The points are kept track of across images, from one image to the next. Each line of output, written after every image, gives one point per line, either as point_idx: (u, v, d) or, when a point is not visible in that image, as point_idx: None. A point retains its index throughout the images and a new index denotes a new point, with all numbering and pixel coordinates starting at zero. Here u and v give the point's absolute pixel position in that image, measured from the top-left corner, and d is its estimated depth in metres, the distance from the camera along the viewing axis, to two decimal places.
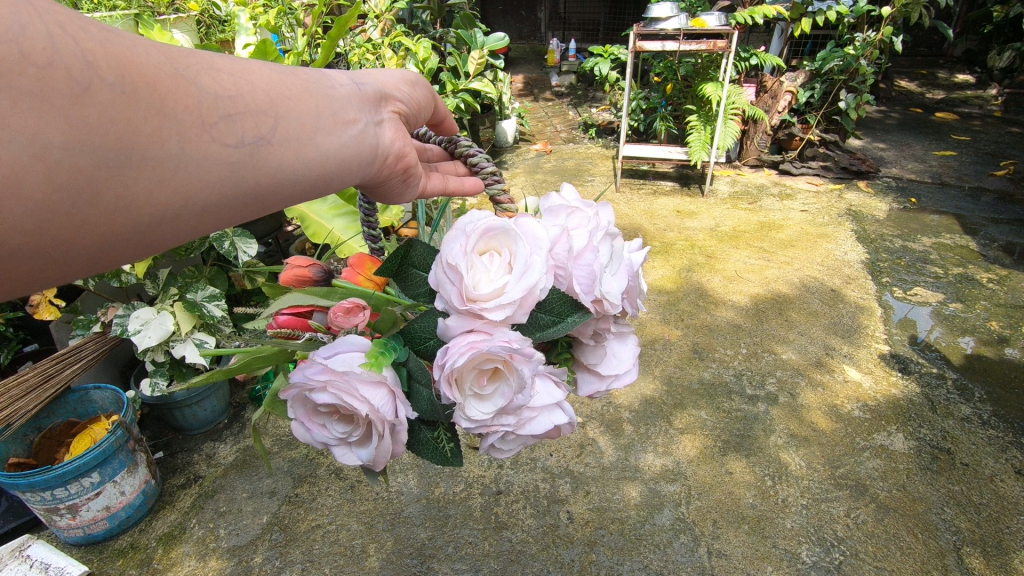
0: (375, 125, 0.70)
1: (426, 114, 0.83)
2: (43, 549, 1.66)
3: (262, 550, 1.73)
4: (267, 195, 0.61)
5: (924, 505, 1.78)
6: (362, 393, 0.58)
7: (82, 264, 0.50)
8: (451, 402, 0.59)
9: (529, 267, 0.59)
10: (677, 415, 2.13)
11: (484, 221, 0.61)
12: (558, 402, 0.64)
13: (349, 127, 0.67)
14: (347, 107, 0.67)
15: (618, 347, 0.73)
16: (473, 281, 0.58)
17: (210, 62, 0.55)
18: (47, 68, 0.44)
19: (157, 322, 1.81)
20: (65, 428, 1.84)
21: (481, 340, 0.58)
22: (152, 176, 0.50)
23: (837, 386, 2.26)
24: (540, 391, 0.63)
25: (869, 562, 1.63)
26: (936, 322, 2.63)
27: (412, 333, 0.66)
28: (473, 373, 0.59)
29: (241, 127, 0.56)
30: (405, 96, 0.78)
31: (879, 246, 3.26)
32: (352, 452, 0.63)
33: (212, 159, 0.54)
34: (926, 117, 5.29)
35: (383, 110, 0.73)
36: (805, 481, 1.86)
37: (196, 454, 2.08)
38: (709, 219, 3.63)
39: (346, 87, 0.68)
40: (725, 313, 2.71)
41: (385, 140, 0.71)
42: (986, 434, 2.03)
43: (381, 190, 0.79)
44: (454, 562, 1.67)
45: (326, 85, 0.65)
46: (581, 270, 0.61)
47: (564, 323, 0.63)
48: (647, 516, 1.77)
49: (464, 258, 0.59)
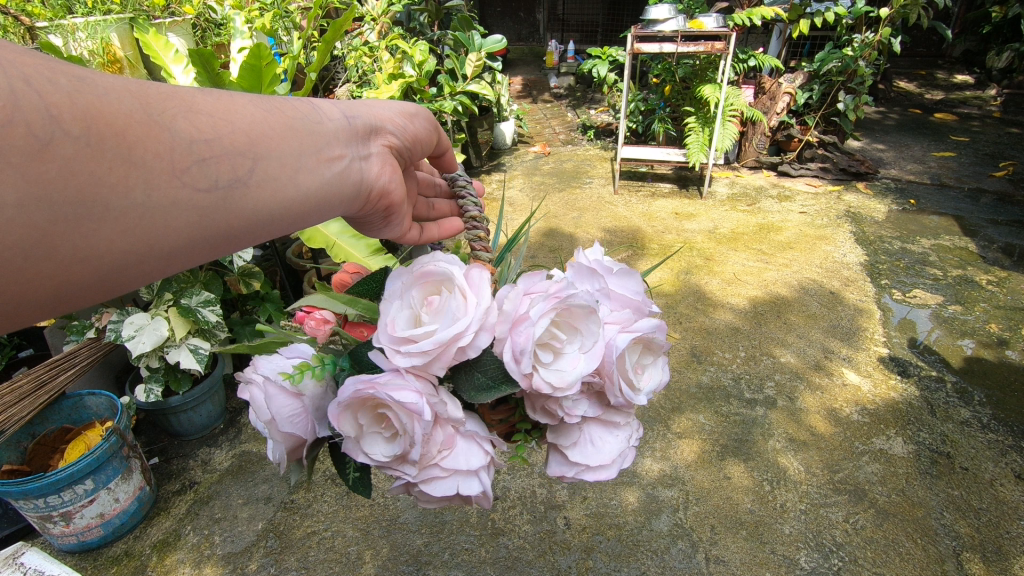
0: (362, 160, 0.71)
1: (431, 146, 0.85)
2: (37, 556, 1.56)
3: (257, 557, 1.72)
4: (241, 234, 0.61)
5: (923, 509, 1.77)
6: (272, 400, 0.63)
7: (40, 312, 0.50)
8: (347, 436, 0.62)
9: (454, 318, 0.62)
10: (675, 420, 2.12)
11: (437, 269, 0.66)
12: (474, 470, 0.65)
13: (333, 164, 0.67)
14: (334, 143, 0.67)
15: (599, 435, 0.71)
16: (403, 321, 0.62)
17: (190, 105, 0.55)
18: (7, 125, 0.44)
19: (151, 327, 1.79)
20: (59, 434, 1.83)
21: (381, 381, 0.60)
22: (113, 227, 0.50)
23: (835, 388, 2.25)
24: (457, 454, 0.64)
25: (869, 567, 1.62)
26: (935, 324, 2.62)
27: (358, 357, 0.68)
28: (375, 414, 0.61)
29: (215, 170, 0.56)
30: (400, 128, 0.79)
31: (879, 248, 3.25)
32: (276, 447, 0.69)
33: (182, 206, 0.53)
34: (925, 118, 5.28)
35: (372, 144, 0.73)
36: (803, 486, 1.85)
37: (191, 460, 2.07)
38: (707, 221, 3.62)
39: (336, 122, 0.69)
40: (724, 315, 2.70)
41: (371, 175, 0.72)
42: (985, 438, 2.02)
43: (363, 222, 0.80)
44: (450, 569, 1.66)
45: (314, 122, 0.66)
46: (519, 336, 0.62)
47: (496, 390, 0.65)
48: (645, 521, 1.76)
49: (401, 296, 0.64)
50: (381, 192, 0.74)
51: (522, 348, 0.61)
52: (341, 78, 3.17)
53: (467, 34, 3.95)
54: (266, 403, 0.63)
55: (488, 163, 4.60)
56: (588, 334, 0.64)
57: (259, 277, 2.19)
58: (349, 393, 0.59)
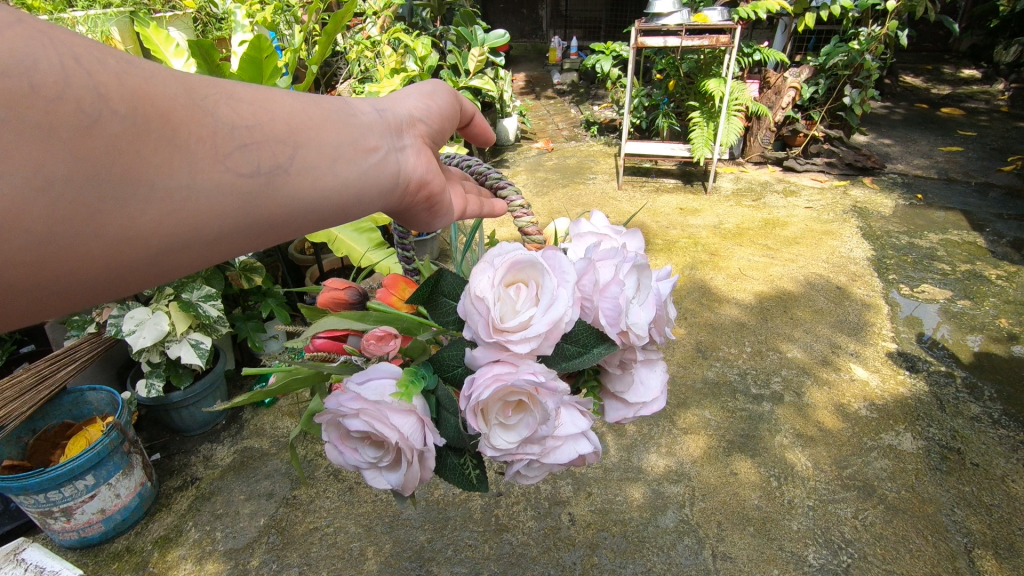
0: (399, 149, 0.70)
1: (454, 118, 0.84)
2: (38, 552, 1.64)
3: (258, 553, 1.70)
4: (279, 224, 0.59)
5: (934, 505, 1.74)
6: (390, 423, 0.58)
7: (84, 297, 0.48)
8: (476, 432, 0.60)
9: (553, 296, 0.59)
10: (681, 415, 2.10)
11: (515, 252, 0.61)
12: (583, 433, 0.64)
13: (371, 155, 0.65)
14: (372, 134, 0.66)
15: (646, 374, 0.71)
16: (498, 314, 0.59)
17: (229, 92, 0.54)
18: (55, 102, 0.42)
19: (151, 322, 1.78)
20: (60, 430, 1.82)
21: (505, 372, 0.59)
22: (159, 208, 0.48)
23: (843, 384, 2.22)
24: (566, 421, 0.63)
25: (879, 564, 1.59)
26: (944, 319, 2.58)
27: (441, 362, 0.67)
28: (499, 404, 0.60)
29: (257, 156, 0.54)
30: (427, 112, 0.77)
31: (886, 242, 3.22)
32: (381, 476, 0.63)
33: (225, 189, 0.52)
34: (932, 113, 5.24)
35: (407, 135, 0.72)
36: (811, 482, 1.83)
37: (193, 456, 2.06)
38: (712, 216, 3.60)
39: (370, 114, 0.67)
40: (729, 310, 2.67)
41: (409, 166, 0.70)
42: (996, 433, 1.99)
43: (407, 218, 0.78)
44: (454, 565, 1.64)
45: (352, 113, 0.65)
46: (607, 303, 0.62)
47: (590, 355, 0.64)
48: (650, 517, 1.74)
49: (492, 292, 0.59)
50: (418, 182, 0.72)
51: (619, 308, 0.61)
52: (342, 73, 3.17)
53: (469, 29, 3.92)
54: (387, 428, 0.58)
55: (492, 159, 4.58)
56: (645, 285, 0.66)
57: (260, 272, 2.20)
58: (485, 393, 0.57)
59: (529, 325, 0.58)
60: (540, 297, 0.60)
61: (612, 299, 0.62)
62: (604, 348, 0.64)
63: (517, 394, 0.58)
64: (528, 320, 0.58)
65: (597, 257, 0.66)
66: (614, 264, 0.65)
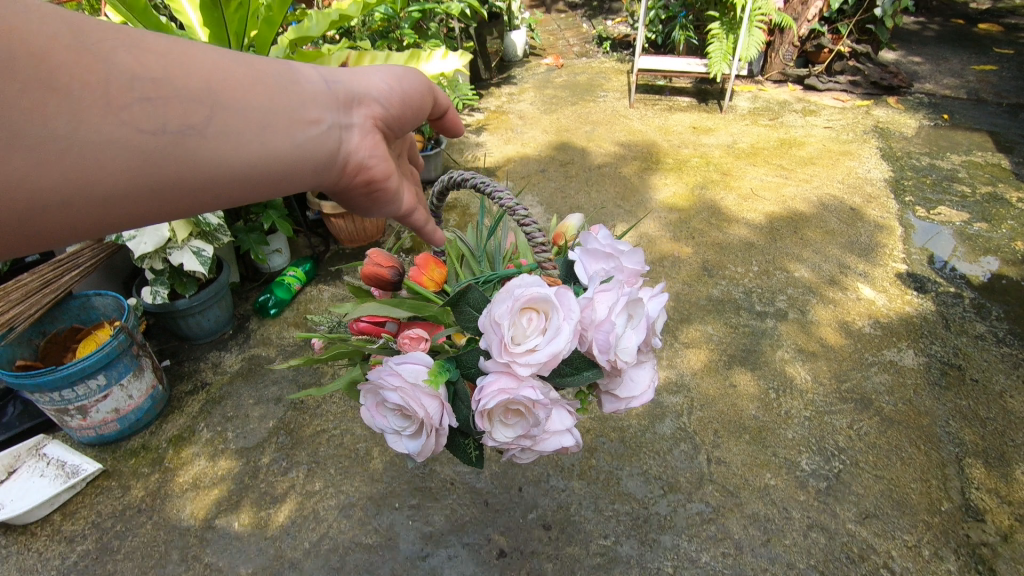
0: (341, 126, 0.67)
1: (425, 108, 0.80)
2: (59, 449, 1.77)
3: (269, 451, 1.77)
4: (196, 192, 0.57)
5: (929, 417, 1.77)
6: (421, 404, 0.66)
7: None
8: (481, 427, 0.68)
9: (556, 331, 0.64)
10: (684, 330, 2.10)
11: (532, 285, 0.65)
12: (569, 429, 0.73)
13: (303, 129, 0.63)
14: (307, 106, 0.63)
15: (637, 372, 0.77)
16: (510, 340, 0.64)
17: (140, 42, 0.52)
18: None
19: (151, 228, 1.76)
20: (70, 334, 1.85)
21: (510, 385, 0.65)
22: (36, 159, 0.46)
23: (849, 303, 2.21)
24: (556, 419, 0.72)
25: (869, 470, 1.63)
26: (958, 241, 2.53)
27: (463, 363, 0.73)
28: (502, 409, 0.68)
29: (163, 115, 0.52)
30: (389, 94, 0.73)
31: (905, 164, 3.11)
32: (401, 441, 0.72)
33: (118, 147, 0.50)
34: (968, 29, 4.91)
35: (356, 113, 0.69)
36: (809, 395, 1.85)
37: (203, 363, 2.11)
38: (726, 136, 3.46)
39: (311, 85, 0.64)
40: (738, 230, 2.62)
41: (349, 147, 0.68)
42: (999, 351, 1.99)
43: (349, 203, 0.76)
44: (456, 464, 1.70)
45: (291, 81, 0.62)
46: (601, 336, 0.67)
47: (581, 376, 0.71)
48: (649, 424, 1.78)
49: (508, 320, 0.63)
50: (360, 163, 0.70)
51: (612, 343, 0.66)
52: None
53: None
54: (416, 408, 0.66)
55: (499, 75, 4.38)
56: (637, 314, 0.71)
57: None
58: (487, 404, 0.65)
59: (533, 353, 0.64)
60: (545, 329, 0.65)
61: (604, 334, 0.67)
62: (589, 372, 0.72)
63: (514, 408, 0.66)
64: (533, 347, 0.64)
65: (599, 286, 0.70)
66: (611, 299, 0.68)
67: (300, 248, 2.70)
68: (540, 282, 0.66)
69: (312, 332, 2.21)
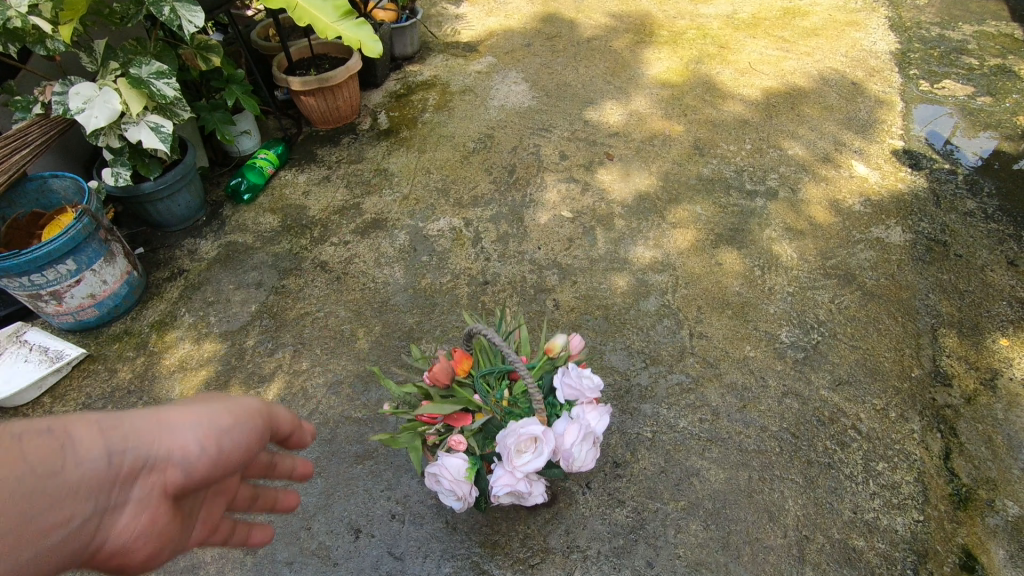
0: (102, 511, 0.66)
1: (249, 458, 0.78)
2: (39, 335, 1.74)
3: (253, 334, 1.77)
4: None
5: (910, 292, 1.78)
6: (460, 486, 1.07)
7: None
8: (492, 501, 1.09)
9: (541, 454, 1.02)
10: (671, 210, 2.06)
11: (528, 423, 1.03)
12: (543, 490, 1.12)
13: (33, 542, 0.59)
14: (45, 511, 0.60)
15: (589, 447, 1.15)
16: (514, 453, 1.03)
17: None
18: None
19: (101, 100, 1.62)
20: (32, 219, 1.75)
21: (509, 481, 1.04)
22: None
23: (842, 181, 2.15)
24: (537, 490, 1.11)
25: (846, 341, 1.67)
26: (959, 116, 2.43)
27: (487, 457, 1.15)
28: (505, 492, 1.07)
29: None
30: (192, 459, 0.71)
31: (914, 35, 2.91)
32: (445, 501, 1.13)
33: None
34: None
35: (120, 493, 0.66)
36: (793, 272, 1.85)
37: (178, 250, 2.04)
38: (726, 5, 3.20)
39: (58, 480, 0.61)
40: (733, 107, 2.49)
41: (105, 533, 0.66)
42: (986, 227, 1.97)
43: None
44: (442, 343, 1.71)
45: (53, 470, 0.61)
46: (566, 454, 1.08)
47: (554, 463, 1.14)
48: (633, 302, 1.79)
49: (514, 444, 1.02)
50: (112, 548, 0.67)
51: (571, 454, 1.07)
52: None
53: None
54: (458, 492, 1.07)
55: None
56: (591, 433, 1.09)
57: (218, 52, 1.95)
58: (499, 492, 1.05)
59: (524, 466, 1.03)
60: (535, 451, 1.03)
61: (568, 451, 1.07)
62: (557, 466, 1.13)
63: (515, 493, 1.07)
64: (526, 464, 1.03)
65: (570, 421, 1.09)
66: (576, 431, 1.07)
67: (270, 131, 2.54)
68: (534, 419, 1.05)
69: (289, 217, 2.14)
